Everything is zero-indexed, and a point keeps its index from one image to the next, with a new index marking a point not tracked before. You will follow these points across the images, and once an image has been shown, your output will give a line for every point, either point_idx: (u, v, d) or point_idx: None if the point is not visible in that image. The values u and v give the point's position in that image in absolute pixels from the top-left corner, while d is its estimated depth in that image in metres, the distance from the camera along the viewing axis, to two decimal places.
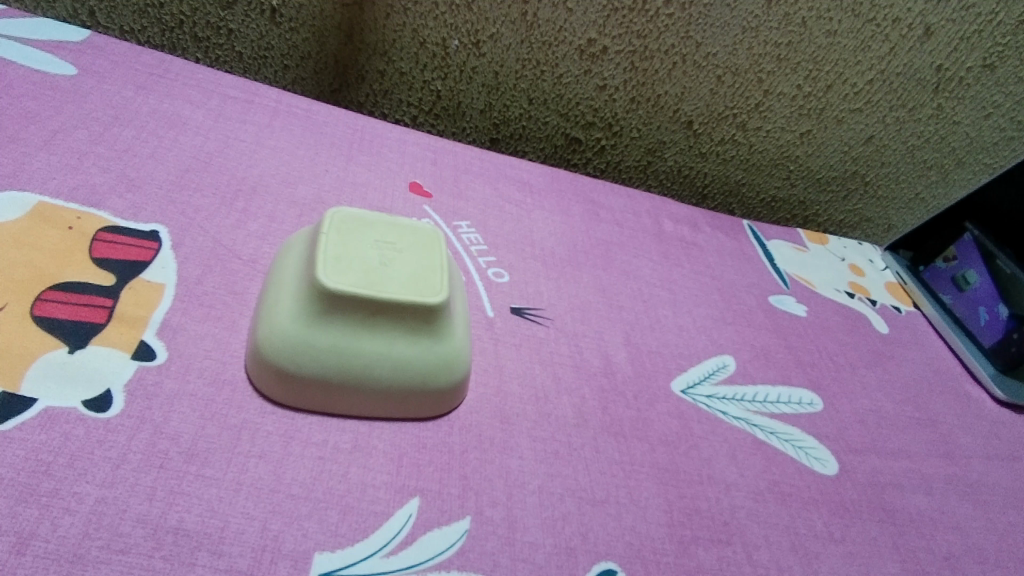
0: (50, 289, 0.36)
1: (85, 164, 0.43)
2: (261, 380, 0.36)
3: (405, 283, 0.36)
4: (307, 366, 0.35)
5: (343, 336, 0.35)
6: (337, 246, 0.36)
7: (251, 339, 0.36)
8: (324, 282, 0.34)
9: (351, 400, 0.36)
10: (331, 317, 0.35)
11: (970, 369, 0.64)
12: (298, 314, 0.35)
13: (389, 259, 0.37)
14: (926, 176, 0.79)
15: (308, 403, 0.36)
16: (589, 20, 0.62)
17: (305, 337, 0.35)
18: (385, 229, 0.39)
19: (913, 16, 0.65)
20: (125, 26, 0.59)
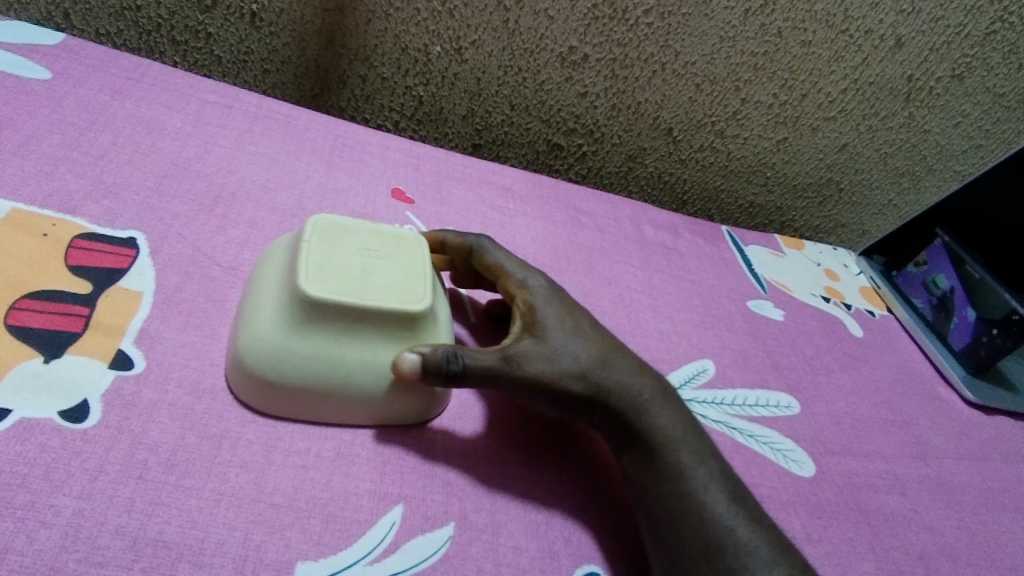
0: (25, 298, 0.35)
1: (60, 171, 0.42)
2: (243, 387, 0.35)
3: (388, 291, 0.36)
4: (289, 374, 0.35)
5: (325, 344, 0.35)
6: (320, 254, 0.36)
7: (232, 346, 0.36)
8: (305, 290, 0.34)
9: (334, 408, 0.36)
10: (313, 326, 0.35)
11: (941, 371, 0.66)
12: (279, 322, 0.35)
13: (372, 268, 0.37)
14: (899, 183, 0.81)
15: (291, 410, 0.36)
16: (570, 29, 0.63)
17: (287, 346, 0.35)
18: (367, 237, 0.39)
19: (885, 28, 0.67)
20: (100, 29, 0.58)
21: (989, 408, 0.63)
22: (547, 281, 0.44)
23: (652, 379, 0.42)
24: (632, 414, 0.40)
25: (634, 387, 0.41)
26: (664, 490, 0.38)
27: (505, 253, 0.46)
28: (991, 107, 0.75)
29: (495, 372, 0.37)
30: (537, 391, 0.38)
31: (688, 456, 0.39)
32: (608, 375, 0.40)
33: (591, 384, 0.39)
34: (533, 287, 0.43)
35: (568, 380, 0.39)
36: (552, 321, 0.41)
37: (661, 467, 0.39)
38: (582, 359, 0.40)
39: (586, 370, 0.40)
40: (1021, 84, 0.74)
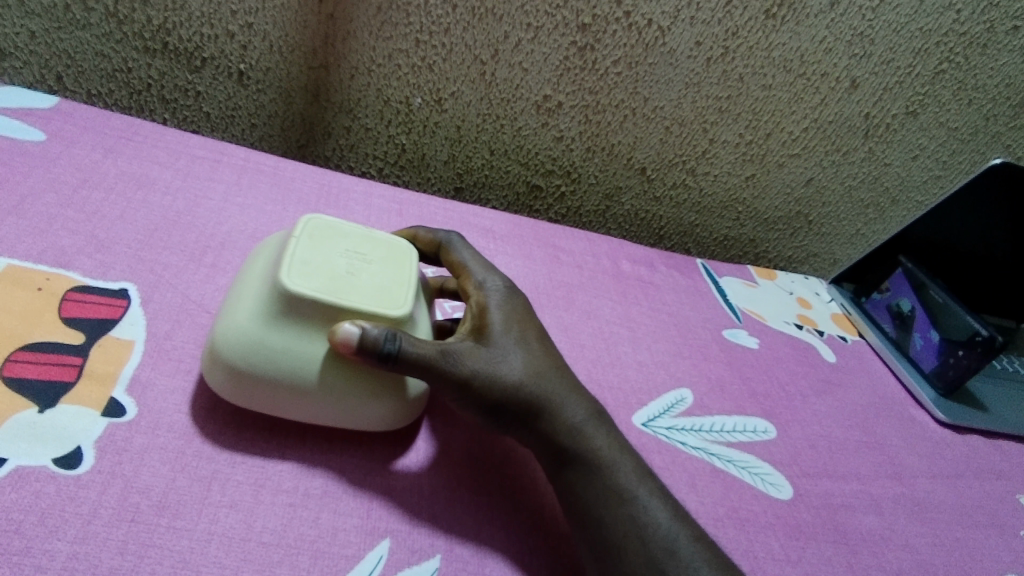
0: (20, 350, 0.36)
1: (54, 227, 0.44)
2: (217, 376, 0.37)
3: (370, 294, 0.38)
4: (259, 365, 0.36)
5: (299, 339, 0.36)
6: (307, 252, 0.38)
7: (209, 337, 0.38)
8: (286, 284, 0.36)
9: (301, 405, 0.37)
10: (288, 320, 0.36)
11: (913, 394, 0.68)
12: (255, 313, 0.36)
13: (355, 271, 0.39)
14: (865, 215, 0.85)
15: (259, 403, 0.37)
16: (543, 79, 0.66)
17: (259, 337, 0.36)
18: (356, 243, 0.41)
19: (840, 70, 0.71)
20: (92, 90, 0.60)
21: (962, 427, 0.65)
22: (506, 288, 0.44)
23: (590, 403, 0.42)
24: (564, 436, 0.40)
25: (570, 408, 0.40)
26: (602, 512, 0.38)
27: (473, 254, 0.47)
28: (946, 140, 0.79)
29: (429, 364, 0.37)
30: (465, 393, 0.38)
31: (626, 476, 0.39)
32: (544, 388, 0.40)
33: (524, 395, 0.39)
34: (488, 289, 0.44)
35: (499, 388, 0.39)
36: (498, 327, 0.41)
37: (599, 487, 0.39)
38: (519, 368, 0.40)
39: (521, 379, 0.39)
40: (971, 118, 0.78)
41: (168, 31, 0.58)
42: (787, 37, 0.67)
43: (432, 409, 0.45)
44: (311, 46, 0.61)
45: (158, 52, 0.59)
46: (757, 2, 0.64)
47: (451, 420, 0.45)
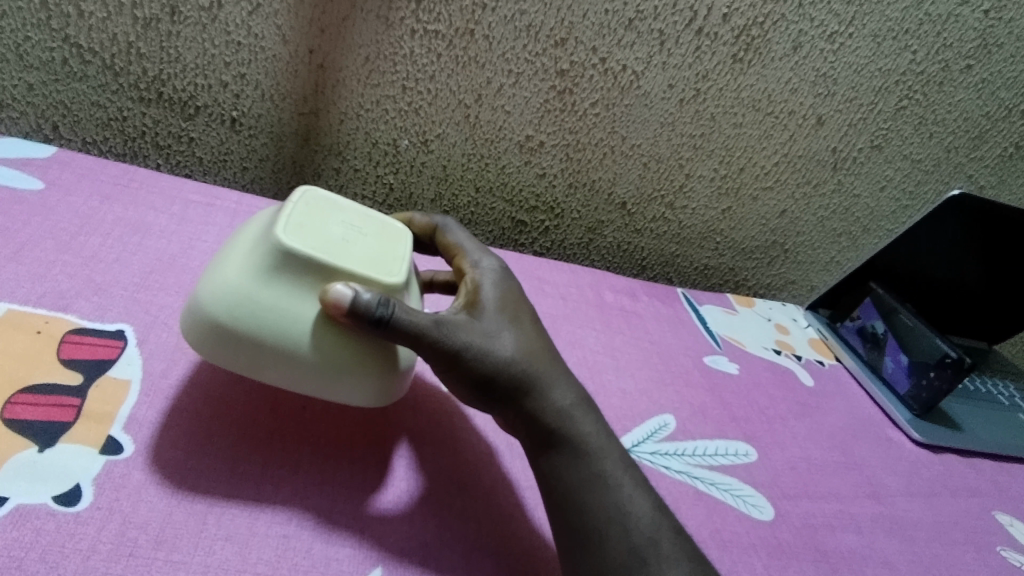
0: (20, 392, 0.38)
1: (52, 272, 0.46)
2: (200, 334, 0.37)
3: (363, 261, 0.40)
4: (245, 321, 0.37)
5: (288, 300, 0.37)
6: (302, 217, 0.40)
7: (194, 298, 0.38)
8: (283, 240, 0.38)
9: (282, 368, 0.38)
10: (278, 280, 0.37)
11: (890, 415, 0.70)
12: (246, 272, 0.37)
13: (349, 240, 0.41)
14: (838, 243, 0.88)
15: (239, 362, 0.37)
16: (525, 120, 0.69)
17: (248, 294, 0.37)
18: (350, 216, 0.43)
19: (806, 109, 0.75)
20: (88, 138, 0.63)
21: (938, 447, 0.67)
22: (500, 274, 0.46)
23: (576, 390, 0.43)
24: (552, 418, 0.41)
25: (559, 392, 0.42)
26: (585, 498, 0.39)
27: (468, 240, 0.49)
28: (911, 172, 0.83)
29: (422, 332, 0.38)
30: (456, 367, 0.39)
31: (607, 463, 0.41)
32: (535, 367, 0.42)
33: (515, 373, 0.40)
34: (483, 273, 0.46)
35: (489, 364, 0.40)
36: (492, 307, 0.43)
37: (581, 472, 0.40)
38: (512, 346, 0.41)
39: (512, 357, 0.41)
40: (934, 151, 0.82)
41: (163, 81, 0.60)
42: (754, 79, 0.71)
43: (421, 437, 0.46)
44: (301, 93, 0.64)
45: (153, 101, 0.61)
46: (724, 47, 0.68)
47: (440, 449, 0.46)
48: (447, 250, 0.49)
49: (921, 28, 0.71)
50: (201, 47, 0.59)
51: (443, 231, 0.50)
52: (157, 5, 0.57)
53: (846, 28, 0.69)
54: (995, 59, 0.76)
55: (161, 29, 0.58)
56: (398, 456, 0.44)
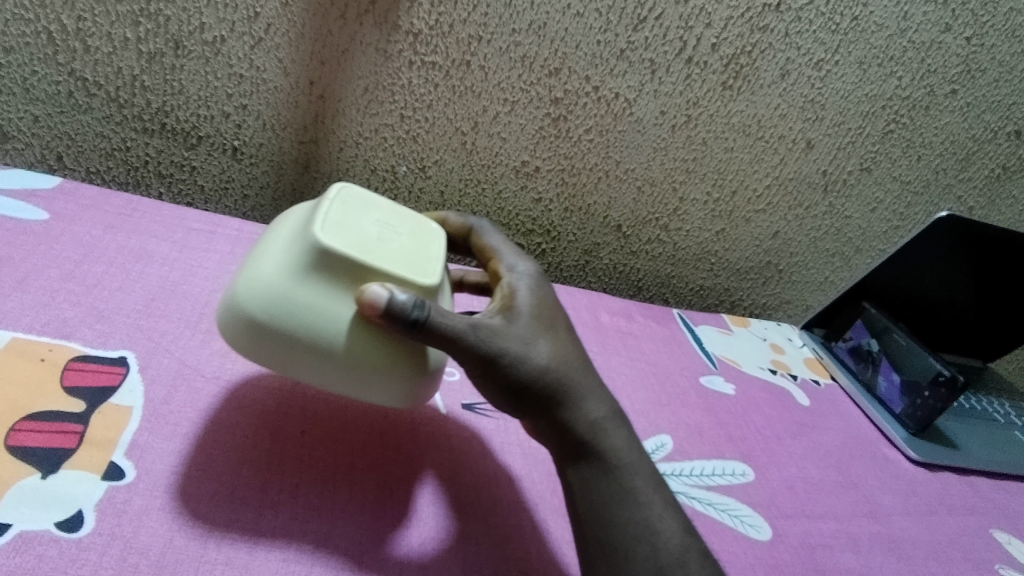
0: (23, 419, 0.38)
1: (56, 300, 0.47)
2: (236, 331, 0.38)
3: (399, 262, 0.41)
4: (280, 318, 0.37)
5: (322, 299, 0.38)
6: (338, 217, 0.41)
7: (231, 294, 0.39)
8: (321, 238, 0.38)
9: (315, 366, 0.38)
10: (314, 279, 0.38)
11: (886, 434, 0.71)
12: (283, 270, 0.38)
13: (382, 239, 0.42)
14: (831, 263, 0.89)
15: (274, 359, 0.38)
16: (521, 146, 0.71)
17: (285, 292, 0.37)
18: (382, 216, 0.44)
19: (795, 133, 0.76)
20: (92, 168, 0.64)
21: (934, 466, 0.68)
22: (534, 280, 0.48)
23: (609, 403, 0.44)
24: (584, 429, 0.42)
25: (592, 404, 0.43)
26: (614, 512, 0.40)
27: (502, 241, 0.51)
28: (901, 194, 0.84)
29: (456, 335, 0.39)
30: (491, 371, 0.40)
31: (637, 479, 0.42)
32: (568, 376, 0.43)
33: (548, 381, 0.42)
34: (517, 278, 0.47)
35: (524, 371, 0.41)
36: (527, 312, 0.44)
37: (611, 485, 0.41)
38: (547, 353, 0.42)
39: (546, 364, 0.42)
40: (922, 173, 0.83)
41: (166, 113, 0.62)
42: (744, 105, 0.73)
43: (418, 460, 0.47)
44: (301, 123, 0.65)
45: (156, 131, 0.63)
46: (714, 75, 0.70)
47: (439, 473, 0.46)
48: (481, 252, 0.51)
49: (906, 55, 0.73)
50: (204, 79, 0.61)
51: (477, 233, 0.52)
52: (162, 39, 0.58)
53: (832, 56, 0.71)
54: (979, 83, 0.77)
55: (166, 63, 0.59)
56: (396, 480, 0.44)
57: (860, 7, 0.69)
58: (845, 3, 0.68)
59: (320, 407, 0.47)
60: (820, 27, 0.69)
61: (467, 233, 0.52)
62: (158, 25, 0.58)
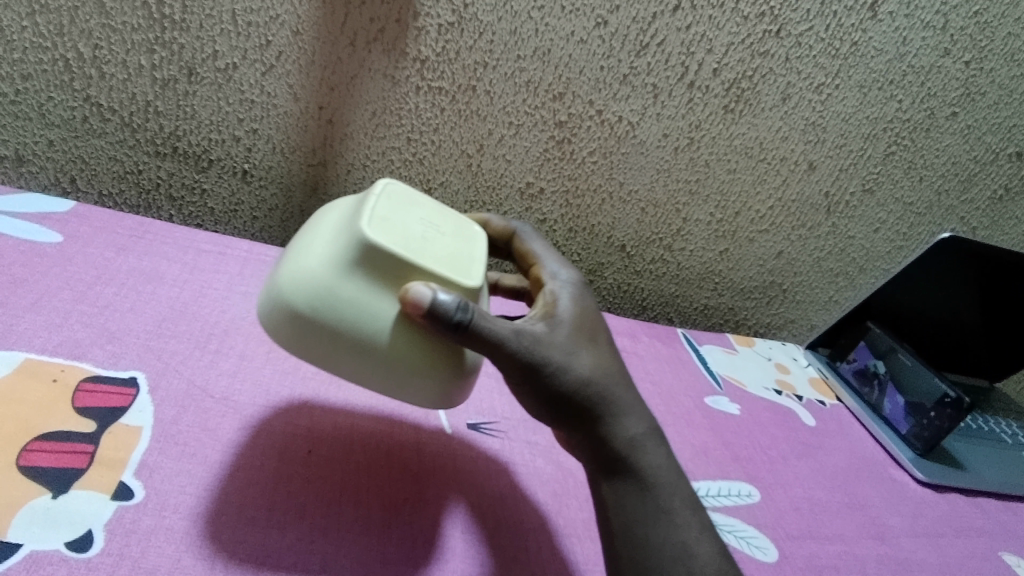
0: (35, 439, 0.39)
1: (68, 321, 0.48)
2: (279, 323, 0.37)
3: (442, 261, 0.41)
4: (325, 312, 0.37)
5: (367, 295, 0.38)
6: (384, 214, 0.41)
7: (273, 285, 0.38)
8: (369, 234, 0.38)
9: (355, 362, 0.38)
10: (360, 274, 0.38)
11: (892, 455, 0.70)
12: (329, 263, 0.38)
13: (426, 238, 0.42)
14: (835, 283, 0.89)
15: (315, 353, 0.37)
16: (526, 168, 0.72)
17: (331, 287, 0.37)
18: (424, 215, 0.45)
19: (797, 155, 0.77)
20: (104, 191, 0.65)
21: (942, 487, 0.67)
22: (576, 289, 0.49)
23: (649, 421, 0.45)
24: (622, 445, 0.43)
25: (633, 421, 0.44)
26: (650, 532, 0.42)
27: (544, 247, 0.52)
28: (903, 215, 0.85)
29: (498, 340, 0.39)
30: (534, 380, 0.41)
31: (675, 499, 0.43)
32: (610, 388, 0.43)
33: (590, 391, 0.43)
34: (561, 286, 0.48)
35: (566, 381, 0.42)
36: (570, 321, 0.45)
37: (647, 504, 0.43)
38: (590, 364, 0.43)
39: (589, 376, 0.43)
40: (924, 194, 0.84)
41: (178, 137, 0.63)
42: (746, 128, 0.74)
43: (423, 480, 0.47)
44: (310, 146, 0.66)
45: (168, 155, 0.64)
46: (716, 99, 0.71)
47: (445, 494, 0.47)
48: (524, 257, 0.52)
49: (906, 79, 0.74)
50: (215, 105, 0.62)
51: (520, 238, 0.53)
52: (175, 66, 0.60)
53: (832, 80, 0.72)
54: (979, 106, 0.78)
55: (179, 89, 0.61)
56: (400, 501, 0.45)
57: (860, 32, 0.70)
58: (844, 29, 0.69)
59: (326, 428, 0.48)
60: (820, 52, 0.70)
61: (510, 237, 0.53)
62: (172, 52, 0.59)
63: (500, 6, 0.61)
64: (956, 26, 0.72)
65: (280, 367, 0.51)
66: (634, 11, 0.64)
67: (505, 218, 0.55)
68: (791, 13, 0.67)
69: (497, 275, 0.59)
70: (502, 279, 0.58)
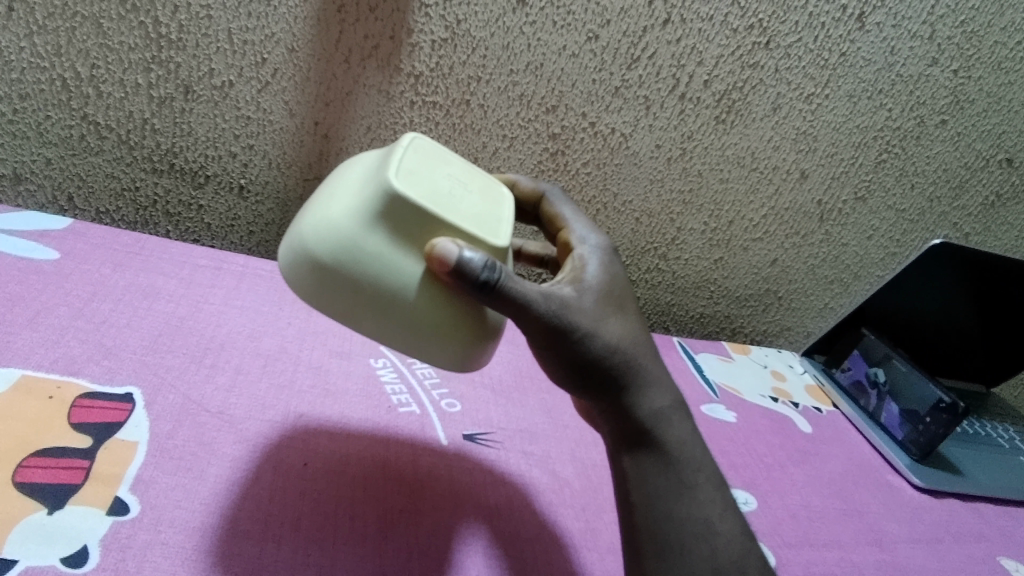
0: (31, 456, 0.39)
1: (65, 338, 0.48)
2: (300, 274, 0.36)
3: (469, 218, 0.39)
4: (347, 263, 0.35)
5: (390, 249, 0.36)
6: (412, 165, 0.39)
7: (295, 236, 0.37)
8: (396, 184, 0.36)
9: (377, 319, 0.36)
10: (384, 226, 0.36)
11: (889, 461, 0.70)
12: (353, 213, 0.36)
13: (454, 194, 0.40)
14: (831, 290, 0.90)
15: (335, 307, 0.35)
16: None
17: (354, 238, 0.35)
18: (454, 171, 0.42)
19: (789, 164, 0.78)
20: (101, 208, 0.66)
21: (939, 492, 0.68)
22: (606, 253, 0.48)
23: (673, 395, 0.46)
24: (647, 416, 0.44)
25: (657, 394, 0.45)
26: (675, 505, 0.43)
27: (573, 211, 0.52)
28: (896, 222, 0.85)
29: (525, 302, 0.38)
30: (562, 346, 0.41)
31: (699, 476, 0.44)
32: (634, 357, 0.44)
33: (616, 361, 0.43)
34: (590, 251, 0.48)
35: (594, 348, 0.42)
36: (599, 286, 0.45)
37: (672, 478, 0.43)
38: (617, 332, 0.43)
39: (616, 344, 0.43)
40: (916, 201, 0.84)
41: (175, 153, 0.64)
42: (737, 138, 0.75)
43: (419, 492, 0.47)
44: (306, 161, 0.67)
45: (165, 171, 0.65)
46: (707, 110, 0.72)
47: (441, 503, 0.47)
48: (552, 221, 0.52)
49: (894, 88, 0.75)
50: (212, 122, 0.63)
51: (549, 201, 0.52)
52: (172, 85, 0.61)
53: (822, 90, 0.73)
54: (968, 114, 0.79)
55: (175, 106, 0.62)
56: (395, 513, 0.45)
57: (848, 43, 0.71)
58: (832, 40, 0.70)
59: (322, 440, 0.48)
60: (809, 62, 0.71)
61: (538, 200, 0.53)
62: (169, 71, 0.60)
63: (492, 22, 0.62)
64: (943, 35, 0.73)
65: (276, 381, 0.51)
66: (624, 25, 0.65)
67: (535, 181, 0.54)
68: (779, 25, 0.68)
69: (521, 242, 0.58)
70: (526, 246, 0.58)
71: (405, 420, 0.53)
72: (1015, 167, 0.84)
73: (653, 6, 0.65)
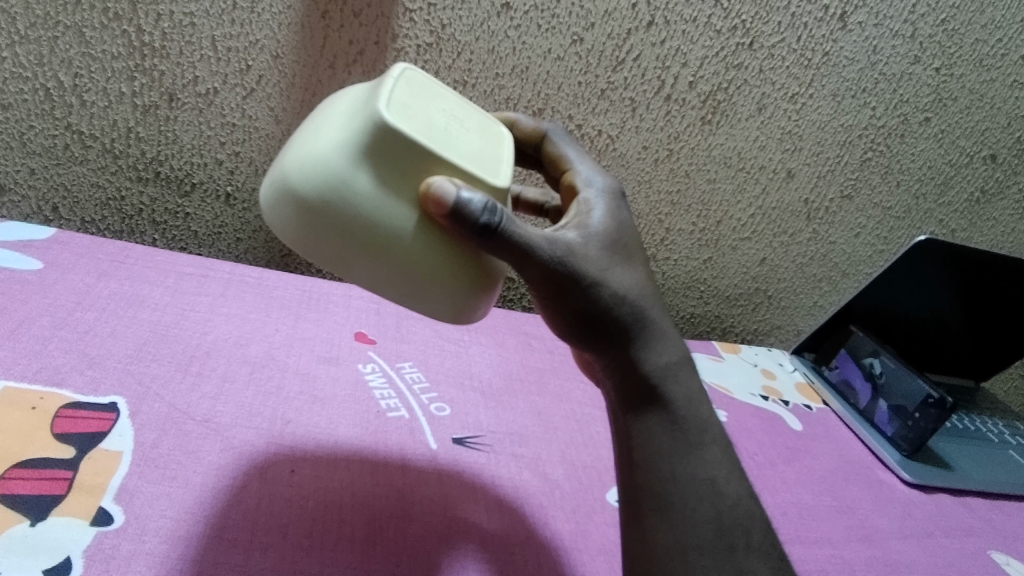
0: (13, 468, 0.39)
1: (48, 348, 0.47)
2: (285, 215, 0.35)
3: (466, 155, 0.38)
4: (336, 205, 0.34)
5: (381, 190, 0.35)
6: (403, 98, 0.37)
7: (279, 173, 0.35)
8: (389, 118, 0.34)
9: (367, 264, 0.35)
10: (374, 164, 0.35)
11: (879, 457, 0.71)
12: (341, 149, 0.34)
13: (448, 130, 0.38)
14: (819, 288, 0.90)
15: (324, 252, 0.34)
16: None
17: (343, 177, 0.34)
18: (446, 105, 0.41)
19: (775, 164, 0.78)
20: (86, 218, 0.65)
21: (929, 487, 0.68)
22: (613, 193, 0.46)
23: (681, 352, 0.46)
24: (656, 372, 0.44)
25: (667, 349, 0.45)
26: (680, 466, 0.42)
27: (577, 149, 0.50)
28: (882, 219, 0.86)
29: (528, 248, 0.37)
30: (567, 295, 0.40)
31: (706, 436, 0.44)
32: (644, 308, 0.43)
33: (625, 311, 0.42)
34: (596, 195, 0.46)
35: (602, 299, 0.41)
36: (606, 232, 0.43)
37: (678, 437, 0.43)
38: (625, 282, 0.42)
39: (624, 295, 0.42)
40: (902, 198, 0.85)
41: (160, 162, 0.64)
42: (723, 139, 0.75)
43: (409, 497, 0.47)
44: None
45: (150, 180, 0.64)
46: (692, 111, 0.72)
47: (428, 508, 0.46)
48: (555, 162, 0.50)
49: (878, 86, 0.76)
50: (197, 129, 0.63)
51: (551, 140, 0.50)
52: (156, 93, 0.60)
53: (807, 90, 0.74)
54: (951, 111, 0.80)
55: (160, 114, 0.62)
56: (383, 520, 0.44)
57: (830, 42, 0.71)
58: (815, 40, 0.71)
59: (310, 448, 0.47)
60: (793, 63, 0.72)
61: (541, 140, 0.50)
62: (153, 79, 0.60)
63: (476, 27, 0.63)
64: (924, 33, 0.74)
65: (262, 388, 0.51)
66: (608, 27, 0.65)
67: (535, 119, 0.51)
68: (762, 26, 0.69)
69: (518, 189, 0.57)
70: (525, 193, 0.56)
71: (394, 425, 0.52)
72: (999, 163, 0.85)
73: (637, 9, 0.65)
